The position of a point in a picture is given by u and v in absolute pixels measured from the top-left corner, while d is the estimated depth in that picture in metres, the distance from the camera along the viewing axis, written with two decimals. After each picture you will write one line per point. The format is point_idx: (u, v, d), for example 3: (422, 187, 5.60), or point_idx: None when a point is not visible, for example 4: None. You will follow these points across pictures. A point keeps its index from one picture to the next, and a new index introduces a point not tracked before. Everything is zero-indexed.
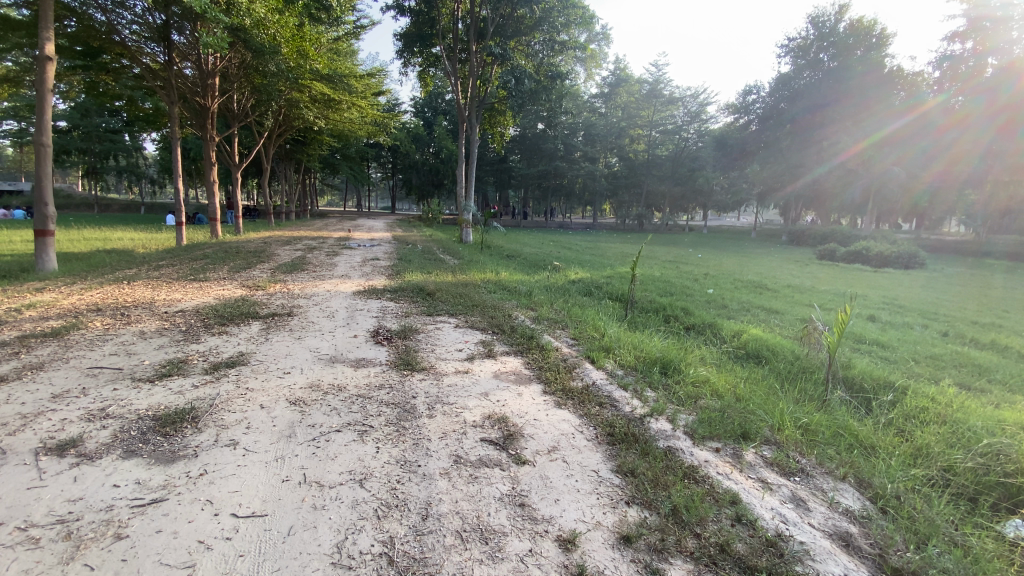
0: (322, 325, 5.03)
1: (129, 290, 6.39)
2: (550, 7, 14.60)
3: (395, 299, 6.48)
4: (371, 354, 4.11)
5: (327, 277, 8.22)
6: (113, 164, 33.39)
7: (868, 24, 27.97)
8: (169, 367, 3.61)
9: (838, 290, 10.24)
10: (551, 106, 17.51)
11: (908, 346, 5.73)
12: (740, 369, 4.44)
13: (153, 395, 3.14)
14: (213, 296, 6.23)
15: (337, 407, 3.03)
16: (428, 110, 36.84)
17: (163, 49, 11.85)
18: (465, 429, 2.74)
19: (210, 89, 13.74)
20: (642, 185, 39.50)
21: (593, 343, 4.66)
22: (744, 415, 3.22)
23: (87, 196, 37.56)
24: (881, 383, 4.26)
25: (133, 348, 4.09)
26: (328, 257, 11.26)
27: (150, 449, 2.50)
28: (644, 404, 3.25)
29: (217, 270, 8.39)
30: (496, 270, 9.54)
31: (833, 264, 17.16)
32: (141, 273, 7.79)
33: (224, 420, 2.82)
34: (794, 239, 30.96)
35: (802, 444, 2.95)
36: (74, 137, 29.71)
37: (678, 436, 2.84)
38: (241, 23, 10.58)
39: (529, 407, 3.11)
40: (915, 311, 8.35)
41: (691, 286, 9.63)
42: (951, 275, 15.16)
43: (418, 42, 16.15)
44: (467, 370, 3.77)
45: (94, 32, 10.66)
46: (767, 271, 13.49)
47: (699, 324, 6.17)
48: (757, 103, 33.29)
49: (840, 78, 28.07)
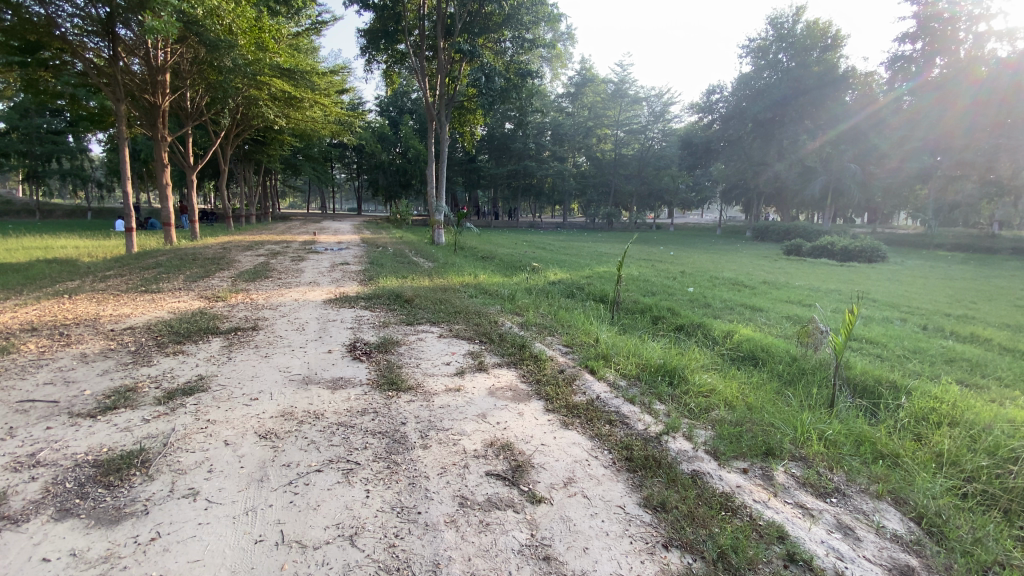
0: (291, 340, 4.57)
1: (70, 305, 5.75)
2: (518, 4, 14.40)
3: (370, 307, 6.08)
4: (350, 371, 3.71)
5: (294, 285, 7.71)
6: (57, 167, 31.23)
7: (823, 26, 28.86)
8: (116, 398, 3.12)
9: (812, 285, 10.34)
10: (521, 106, 16.99)
11: (896, 342, 5.68)
12: (743, 374, 4.23)
13: (93, 434, 2.67)
14: (167, 310, 5.64)
15: (316, 439, 2.64)
16: (393, 109, 36.28)
17: (109, 44, 11.01)
18: (468, 462, 2.40)
19: (160, 86, 12.88)
20: (610, 183, 39.50)
21: (588, 350, 4.38)
22: (762, 427, 2.99)
23: (27, 201, 35.07)
24: (882, 381, 4.12)
25: (73, 374, 3.56)
26: (294, 262, 10.68)
27: (89, 506, 2.08)
28: (657, 420, 2.97)
29: (171, 280, 7.73)
30: (474, 273, 9.21)
31: (799, 259, 17.53)
32: (85, 285, 7.07)
33: (181, 464, 2.40)
34: (759, 236, 31.28)
35: (828, 458, 2.74)
36: (13, 139, 27.71)
37: (702, 457, 2.57)
38: (192, 13, 9.89)
39: (534, 430, 2.79)
40: (890, 305, 8.43)
41: (670, 284, 9.52)
42: (912, 268, 15.62)
43: (382, 39, 15.48)
44: (458, 388, 3.41)
45: (31, 25, 9.77)
46: (741, 268, 13.55)
47: (688, 324, 5.96)
48: (720, 102, 33.72)
49: (800, 78, 28.67)
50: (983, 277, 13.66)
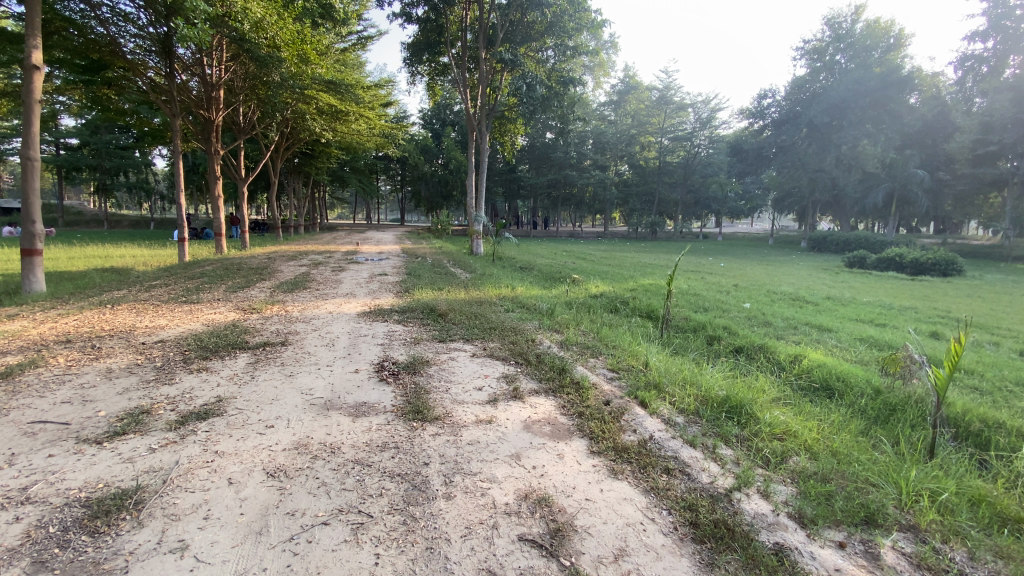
0: (319, 357, 4.34)
1: (110, 316, 5.78)
2: (561, 11, 14.04)
3: (403, 321, 5.82)
4: (374, 396, 3.41)
5: (330, 296, 7.57)
6: (123, 180, 33.20)
7: (886, 25, 27.36)
8: (128, 422, 2.93)
9: (883, 303, 9.40)
10: (562, 114, 16.61)
11: (997, 371, 4.89)
12: (817, 408, 3.66)
13: (94, 465, 2.45)
14: (201, 323, 5.56)
15: (328, 481, 2.32)
16: (436, 121, 36.71)
17: (166, 61, 11.38)
18: (497, 521, 2.02)
19: (215, 102, 13.30)
20: (653, 192, 38.39)
21: (637, 378, 3.89)
22: (856, 485, 2.45)
23: (97, 212, 37.44)
24: (991, 419, 3.46)
25: (92, 393, 3.41)
26: (334, 273, 10.67)
27: (67, 558, 1.82)
28: (726, 471, 2.50)
29: (212, 290, 7.78)
30: (512, 285, 8.91)
31: (864, 272, 16.28)
32: (128, 295, 7.16)
33: (176, 508, 2.12)
34: (814, 246, 29.46)
35: (944, 528, 2.15)
36: (85, 154, 29.55)
37: (786, 525, 2.09)
38: (239, 29, 10.00)
39: (576, 479, 2.37)
40: (979, 326, 7.46)
41: (724, 300, 8.85)
42: (996, 283, 14.10)
43: (425, 52, 15.53)
44: (490, 420, 3.04)
45: (94, 44, 10.21)
46: (800, 282, 12.63)
47: (748, 346, 5.37)
48: (772, 107, 32.03)
49: (859, 80, 27.16)
50: None
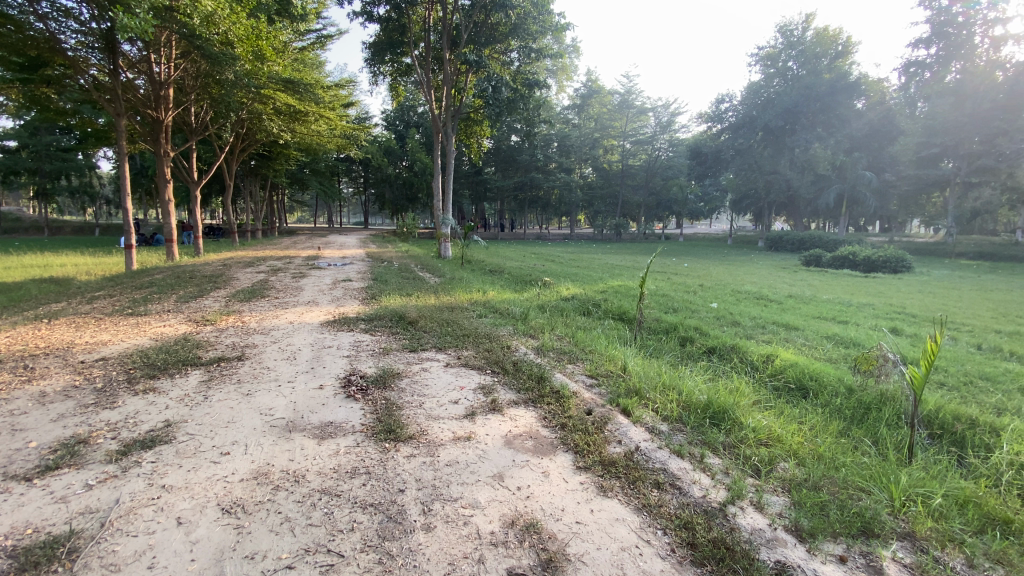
0: (279, 373, 4.05)
1: (45, 331, 5.27)
2: (525, 13, 13.98)
3: (370, 330, 5.55)
4: (341, 415, 3.17)
5: (292, 305, 7.19)
6: (66, 184, 31.27)
7: (834, 33, 28.53)
8: (62, 454, 2.60)
9: (843, 300, 9.67)
10: (528, 116, 16.53)
11: (959, 366, 5.03)
12: (795, 410, 3.64)
13: (22, 507, 2.14)
14: (148, 337, 5.15)
15: (292, 515, 2.10)
16: (399, 122, 36.14)
17: (110, 58, 10.64)
18: (483, 553, 1.85)
19: (164, 101, 12.57)
20: (617, 194, 38.92)
21: (617, 385, 3.77)
22: (846, 491, 2.40)
23: (37, 218, 35.10)
24: (964, 416, 3.50)
25: (22, 422, 3.03)
26: (294, 279, 10.21)
27: None
28: (718, 483, 2.41)
29: (162, 301, 7.28)
30: (482, 288, 8.74)
31: (820, 271, 16.88)
32: (68, 308, 6.60)
33: (115, 557, 1.85)
34: (772, 245, 30.38)
35: (941, 535, 2.11)
36: (24, 156, 27.69)
37: (785, 540, 2.00)
38: (188, 23, 9.44)
39: (564, 500, 2.22)
40: (933, 320, 7.76)
41: (693, 300, 8.92)
42: (941, 279, 14.82)
43: (388, 51, 15.13)
44: (467, 437, 2.86)
45: (33, 40, 9.48)
46: (763, 281, 12.95)
47: (721, 346, 5.37)
48: (729, 111, 33.05)
49: (810, 85, 28.23)
50: (1019, 288, 12.88)
